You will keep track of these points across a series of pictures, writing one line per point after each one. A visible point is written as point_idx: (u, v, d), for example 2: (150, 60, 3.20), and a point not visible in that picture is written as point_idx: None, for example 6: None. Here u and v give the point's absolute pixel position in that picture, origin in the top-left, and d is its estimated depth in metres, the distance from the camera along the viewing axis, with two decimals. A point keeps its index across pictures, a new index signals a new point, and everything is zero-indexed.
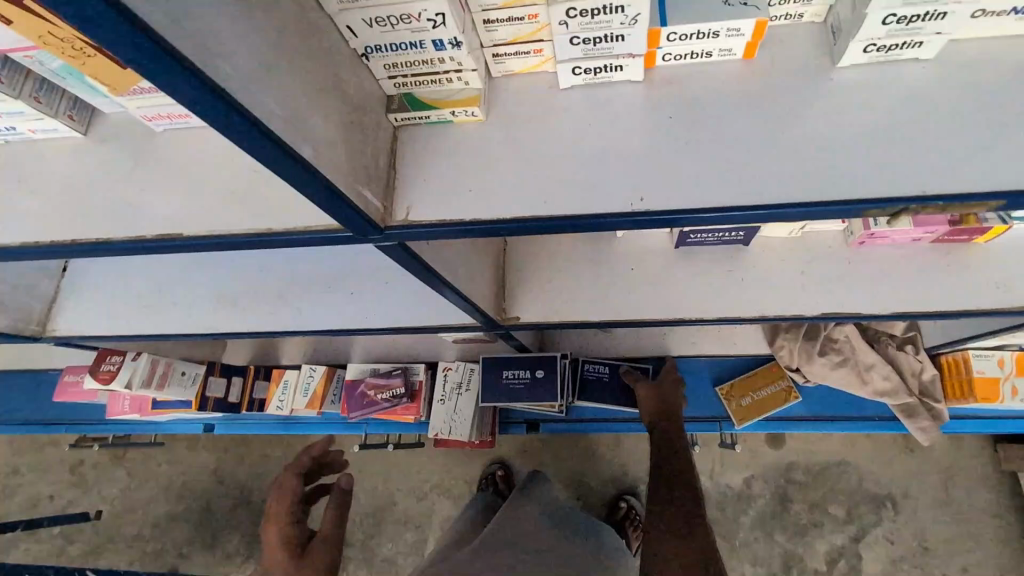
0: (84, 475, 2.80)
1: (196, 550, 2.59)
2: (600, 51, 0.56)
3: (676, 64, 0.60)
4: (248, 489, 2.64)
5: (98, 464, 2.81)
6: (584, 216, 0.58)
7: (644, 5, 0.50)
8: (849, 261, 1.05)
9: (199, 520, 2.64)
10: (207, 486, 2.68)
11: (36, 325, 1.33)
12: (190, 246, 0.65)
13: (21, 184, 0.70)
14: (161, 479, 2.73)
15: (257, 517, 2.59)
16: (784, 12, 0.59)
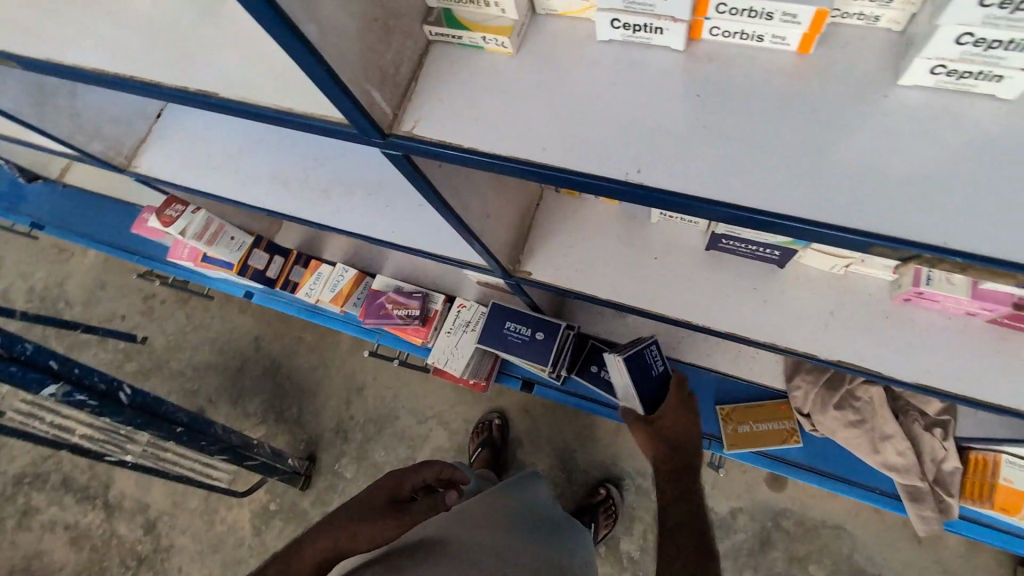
0: (150, 308, 3.15)
1: (223, 401, 2.90)
2: (642, 6, 0.53)
3: (723, 41, 0.56)
4: (277, 363, 2.88)
5: (163, 301, 3.14)
6: (579, 173, 0.57)
7: None
8: (886, 316, 0.97)
9: (229, 377, 2.93)
10: (244, 350, 2.95)
11: (123, 159, 1.47)
12: (224, 107, 0.70)
13: (115, 17, 0.77)
14: (208, 331, 3.03)
15: (277, 389, 2.84)
16: (857, 11, 0.53)
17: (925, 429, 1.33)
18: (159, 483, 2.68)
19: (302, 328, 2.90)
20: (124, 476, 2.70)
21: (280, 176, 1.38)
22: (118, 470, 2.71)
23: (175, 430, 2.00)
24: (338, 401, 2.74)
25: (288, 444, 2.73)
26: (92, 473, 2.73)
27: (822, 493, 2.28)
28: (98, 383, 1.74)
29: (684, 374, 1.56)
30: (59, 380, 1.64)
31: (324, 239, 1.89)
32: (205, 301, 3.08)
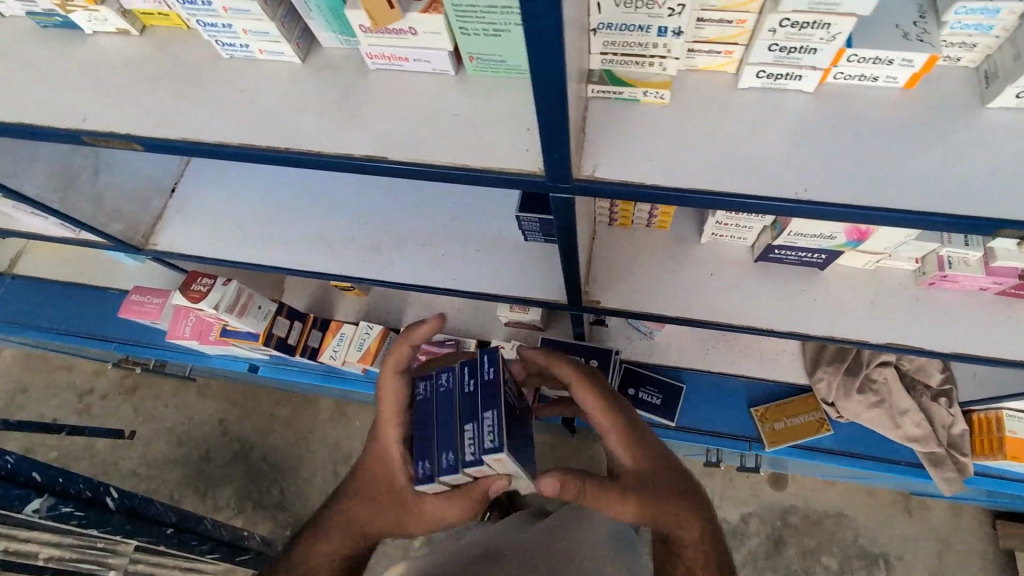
0: (88, 406, 2.85)
1: (187, 496, 2.63)
2: (790, 60, 0.65)
3: (844, 83, 0.69)
4: (249, 444, 2.68)
5: (105, 396, 2.86)
6: (754, 197, 0.66)
7: (848, 26, 0.60)
8: (916, 299, 1.15)
9: (195, 468, 2.67)
10: (210, 436, 2.72)
11: (141, 237, 1.38)
12: (390, 169, 0.73)
13: (240, 93, 0.80)
14: (165, 421, 2.77)
15: (253, 473, 2.63)
16: (944, 55, 0.69)
17: (933, 399, 1.54)
18: None
19: (281, 401, 2.72)
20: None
21: (322, 238, 1.36)
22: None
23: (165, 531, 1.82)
24: (326, 475, 2.59)
25: (272, 531, 2.53)
26: None
27: (820, 484, 2.45)
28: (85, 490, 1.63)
29: (713, 383, 1.68)
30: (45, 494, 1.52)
31: (335, 299, 1.84)
32: (162, 387, 2.83)
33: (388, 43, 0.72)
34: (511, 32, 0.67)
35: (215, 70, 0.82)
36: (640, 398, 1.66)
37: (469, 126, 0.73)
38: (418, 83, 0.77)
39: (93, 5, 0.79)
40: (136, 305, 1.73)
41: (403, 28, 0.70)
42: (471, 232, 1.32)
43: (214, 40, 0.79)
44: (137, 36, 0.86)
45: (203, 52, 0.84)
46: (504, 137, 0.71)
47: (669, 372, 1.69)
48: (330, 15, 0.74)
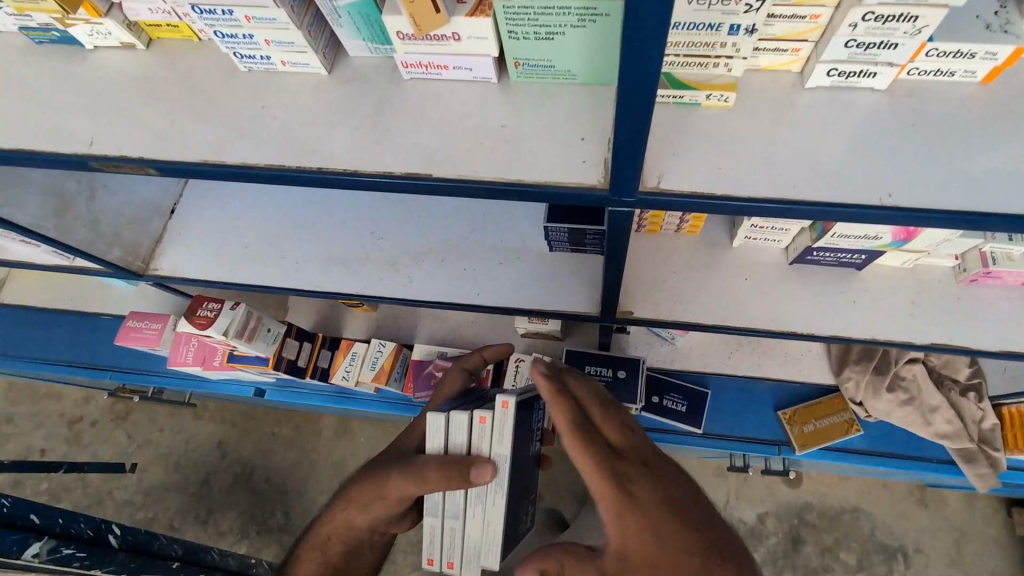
0: (79, 434, 2.74)
1: (188, 523, 2.52)
2: (867, 56, 0.61)
3: (919, 78, 0.66)
4: (251, 467, 2.58)
5: (95, 423, 2.74)
6: (835, 204, 0.61)
7: (936, 18, 0.57)
8: (958, 297, 1.12)
9: (195, 494, 2.57)
10: (209, 460, 2.61)
11: (141, 262, 1.29)
12: (433, 187, 0.68)
13: (262, 109, 0.73)
14: (160, 446, 2.66)
15: (256, 497, 2.53)
16: None
17: (962, 394, 1.52)
18: None
19: (283, 421, 2.64)
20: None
21: (335, 256, 1.29)
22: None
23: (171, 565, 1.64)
24: (332, 493, 2.49)
25: (278, 555, 2.42)
26: None
27: (833, 479, 2.28)
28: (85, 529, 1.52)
29: (739, 387, 1.65)
30: (44, 536, 1.40)
31: (344, 317, 1.77)
32: (157, 412, 2.72)
33: (428, 50, 0.67)
34: (566, 35, 0.62)
35: (232, 84, 0.75)
36: (665, 406, 1.62)
37: (519, 137, 0.68)
38: (458, 92, 0.72)
39: (95, 17, 0.72)
40: (134, 331, 1.64)
41: (445, 34, 0.65)
42: (494, 244, 1.27)
43: (231, 52, 0.72)
44: (144, 50, 0.79)
45: (217, 64, 0.77)
46: (558, 149, 0.66)
47: (693, 377, 1.65)
48: (361, 22, 0.68)
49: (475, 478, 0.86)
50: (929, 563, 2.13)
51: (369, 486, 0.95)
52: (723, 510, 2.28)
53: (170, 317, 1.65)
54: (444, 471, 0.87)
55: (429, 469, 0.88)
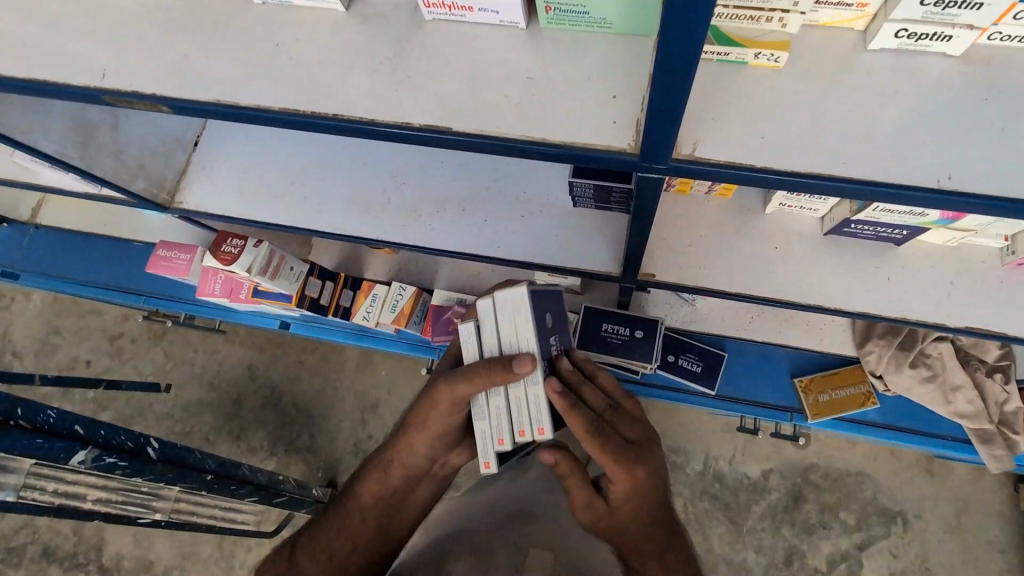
0: (120, 348, 2.90)
1: (222, 438, 2.70)
2: (944, 16, 0.56)
3: (1000, 45, 0.59)
4: (279, 391, 2.71)
5: (134, 339, 2.89)
6: (887, 185, 0.56)
7: None
8: (1002, 280, 1.06)
9: (227, 412, 2.73)
10: (239, 382, 2.75)
11: (166, 195, 1.29)
12: (454, 142, 0.65)
13: (277, 46, 0.69)
14: (194, 367, 2.81)
15: (283, 419, 2.67)
16: None
17: (987, 374, 1.47)
18: (160, 541, 2.37)
19: (306, 350, 2.73)
20: (119, 535, 2.40)
21: (358, 198, 1.27)
22: (109, 530, 2.41)
23: (206, 478, 1.78)
24: (353, 420, 2.62)
25: (304, 473, 2.59)
26: (77, 539, 2.42)
27: (843, 443, 2.28)
28: (126, 440, 1.52)
29: (756, 351, 1.63)
30: (90, 446, 1.40)
31: (365, 257, 1.77)
32: (190, 334, 2.85)
33: None
34: None
35: (248, 16, 0.71)
36: (680, 365, 1.62)
37: (549, 89, 0.63)
38: (487, 37, 0.67)
39: None
40: (164, 260, 1.69)
41: None
42: (517, 195, 1.23)
43: None
44: None
45: None
46: (583, 106, 0.62)
47: (711, 339, 1.64)
48: None
49: (517, 366, 0.89)
50: (927, 529, 2.17)
51: (426, 407, 0.98)
52: (728, 464, 2.32)
53: (197, 247, 1.68)
54: (484, 364, 0.91)
55: (473, 367, 0.92)
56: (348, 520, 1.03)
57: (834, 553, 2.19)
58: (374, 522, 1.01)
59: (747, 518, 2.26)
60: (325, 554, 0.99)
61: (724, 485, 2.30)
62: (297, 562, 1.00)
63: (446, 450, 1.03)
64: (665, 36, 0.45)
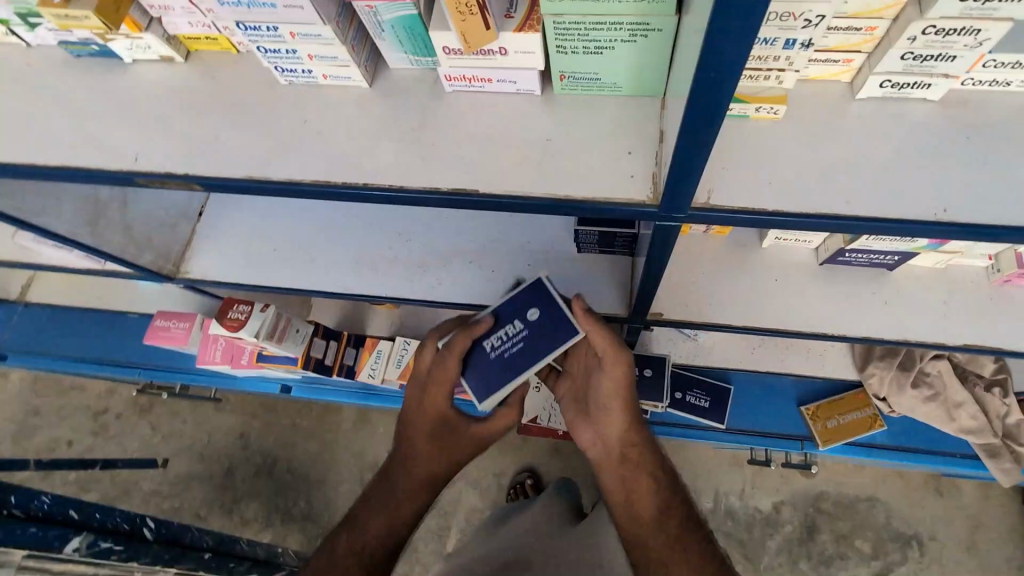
0: (105, 426, 2.79)
1: (214, 512, 2.57)
2: (923, 68, 0.61)
3: (972, 89, 0.65)
4: (273, 457, 2.62)
5: (119, 415, 2.79)
6: (885, 220, 0.61)
7: (999, 31, 0.56)
8: (991, 297, 1.11)
9: (219, 484, 2.62)
10: (231, 451, 2.66)
11: (172, 266, 1.30)
12: (480, 203, 0.68)
13: (306, 124, 0.73)
14: (183, 438, 2.71)
15: (278, 486, 2.57)
16: None
17: (987, 389, 1.51)
18: None
19: (299, 413, 2.67)
20: None
21: (366, 256, 1.29)
22: None
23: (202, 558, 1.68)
24: (352, 483, 2.54)
25: (301, 543, 2.47)
26: None
27: (850, 468, 2.27)
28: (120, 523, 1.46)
29: (763, 382, 1.65)
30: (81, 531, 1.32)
31: (367, 314, 1.78)
32: (178, 404, 2.77)
33: (475, 64, 0.66)
34: (615, 50, 0.61)
35: (274, 99, 0.75)
36: (688, 402, 1.64)
37: (569, 149, 0.67)
38: (505, 105, 0.71)
39: (135, 32, 0.70)
40: (162, 330, 1.66)
41: (494, 49, 0.63)
42: (522, 244, 1.27)
43: (273, 66, 0.71)
44: (182, 62, 0.78)
45: (259, 78, 0.76)
46: (601, 162, 0.66)
47: (716, 372, 1.66)
48: (406, 36, 0.66)
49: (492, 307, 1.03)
50: (944, 551, 2.14)
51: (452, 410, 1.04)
52: (739, 499, 2.29)
53: (195, 315, 1.66)
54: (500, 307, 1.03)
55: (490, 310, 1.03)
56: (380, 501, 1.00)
57: None
58: (388, 513, 1.00)
59: (764, 555, 2.22)
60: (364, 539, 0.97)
61: (737, 521, 2.26)
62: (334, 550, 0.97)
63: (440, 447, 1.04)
64: (694, 103, 0.49)
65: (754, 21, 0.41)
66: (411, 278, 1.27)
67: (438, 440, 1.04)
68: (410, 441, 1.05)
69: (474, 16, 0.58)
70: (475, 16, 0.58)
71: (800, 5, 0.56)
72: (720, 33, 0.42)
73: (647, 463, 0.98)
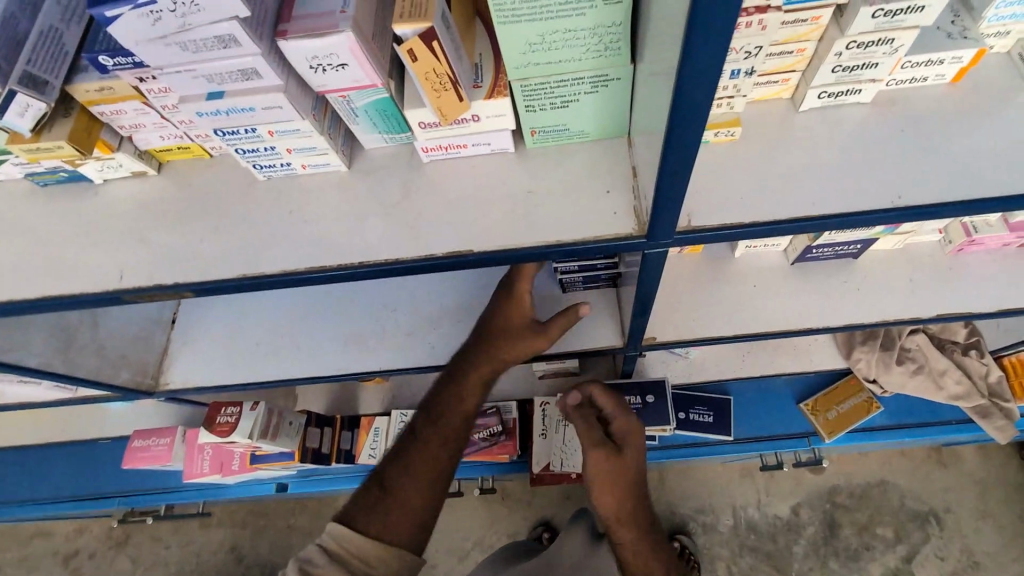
0: (77, 570, 2.55)
1: None
2: (852, 77, 0.68)
3: (896, 88, 0.73)
4: (271, 566, 2.44)
5: (93, 554, 2.56)
6: (849, 214, 0.66)
7: (909, 37, 0.64)
8: (950, 267, 1.18)
9: None
10: (224, 568, 2.46)
11: (150, 379, 1.25)
12: (474, 262, 0.70)
13: (290, 215, 0.74)
14: (169, 565, 2.50)
15: None
16: (996, 32, 0.70)
17: (965, 354, 1.57)
18: None
19: (293, 511, 2.51)
20: None
21: (352, 334, 1.27)
22: None
23: None
24: None
25: None
26: None
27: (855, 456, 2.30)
28: None
29: (758, 388, 1.70)
30: None
31: (357, 392, 1.73)
32: (158, 528, 2.56)
33: (449, 134, 0.69)
34: (580, 102, 0.65)
35: (254, 195, 0.76)
36: (693, 420, 1.64)
37: (552, 197, 0.71)
38: (483, 166, 0.74)
39: (107, 153, 0.71)
40: (141, 450, 1.57)
41: (466, 117, 0.66)
42: None
43: (251, 164, 0.73)
44: (155, 175, 0.78)
45: (235, 178, 0.77)
46: (585, 205, 0.69)
47: (712, 386, 1.68)
48: (380, 118, 0.69)
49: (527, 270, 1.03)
50: (961, 521, 2.16)
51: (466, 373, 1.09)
52: (757, 509, 2.27)
53: (175, 427, 1.58)
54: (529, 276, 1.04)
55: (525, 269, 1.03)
56: (410, 462, 1.04)
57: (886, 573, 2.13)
58: (423, 498, 1.01)
59: (792, 561, 2.19)
60: (400, 511, 0.99)
61: (760, 533, 2.23)
62: (360, 519, 0.98)
63: (455, 408, 1.09)
64: (672, 145, 0.52)
65: (718, 68, 0.44)
66: (402, 347, 1.25)
67: (452, 430, 1.08)
68: (430, 426, 1.08)
69: (450, 92, 0.61)
70: (449, 92, 0.62)
71: (737, 39, 0.63)
72: (688, 83, 0.46)
73: (630, 539, 1.17)
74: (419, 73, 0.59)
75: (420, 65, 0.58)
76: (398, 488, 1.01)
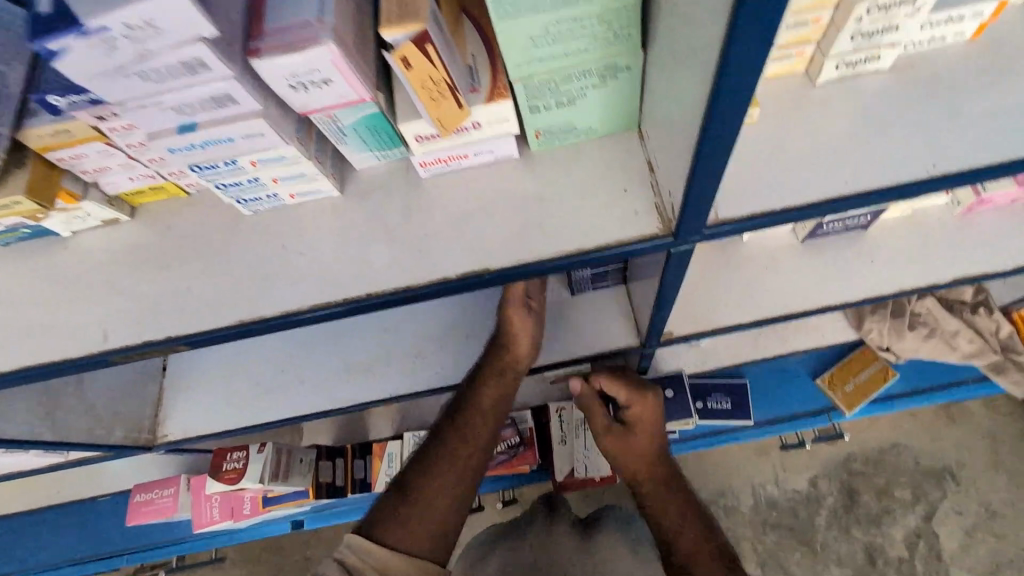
0: None
1: None
2: (871, 43, 0.64)
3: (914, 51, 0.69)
4: None
5: None
6: (879, 188, 0.62)
7: None
8: (960, 227, 1.15)
9: None
10: None
11: (147, 433, 1.19)
12: (490, 282, 0.64)
13: (284, 250, 0.68)
14: None
15: None
16: None
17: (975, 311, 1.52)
18: None
19: (307, 542, 2.43)
20: None
21: (355, 364, 1.21)
22: None
23: None
24: None
25: None
26: None
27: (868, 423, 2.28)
28: None
29: (773, 367, 1.67)
30: None
31: (364, 418, 1.66)
32: None
33: (448, 145, 0.64)
34: (587, 97, 0.61)
35: (241, 232, 0.70)
36: (711, 408, 1.61)
37: (565, 203, 0.66)
38: (486, 176, 0.69)
39: (73, 203, 0.65)
40: (143, 505, 1.49)
41: (466, 125, 0.62)
42: None
43: (235, 200, 0.67)
44: (129, 221, 0.72)
45: (218, 216, 0.71)
46: (603, 208, 0.64)
47: (725, 371, 1.65)
48: (369, 134, 0.64)
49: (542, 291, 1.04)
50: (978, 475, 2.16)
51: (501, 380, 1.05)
52: (776, 486, 2.24)
53: (177, 477, 1.50)
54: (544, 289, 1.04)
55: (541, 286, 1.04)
56: (440, 467, 1.00)
57: (908, 534, 2.13)
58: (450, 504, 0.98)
59: (815, 533, 2.18)
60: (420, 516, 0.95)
61: (781, 509, 2.21)
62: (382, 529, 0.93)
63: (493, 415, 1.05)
64: (709, 141, 0.48)
65: (762, 53, 0.40)
66: (409, 373, 1.19)
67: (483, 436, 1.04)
68: (455, 427, 1.04)
69: (447, 101, 0.56)
70: (447, 101, 0.57)
71: None
72: (729, 71, 0.41)
73: None
74: (414, 84, 0.53)
75: (414, 75, 0.52)
76: (422, 489, 0.98)
